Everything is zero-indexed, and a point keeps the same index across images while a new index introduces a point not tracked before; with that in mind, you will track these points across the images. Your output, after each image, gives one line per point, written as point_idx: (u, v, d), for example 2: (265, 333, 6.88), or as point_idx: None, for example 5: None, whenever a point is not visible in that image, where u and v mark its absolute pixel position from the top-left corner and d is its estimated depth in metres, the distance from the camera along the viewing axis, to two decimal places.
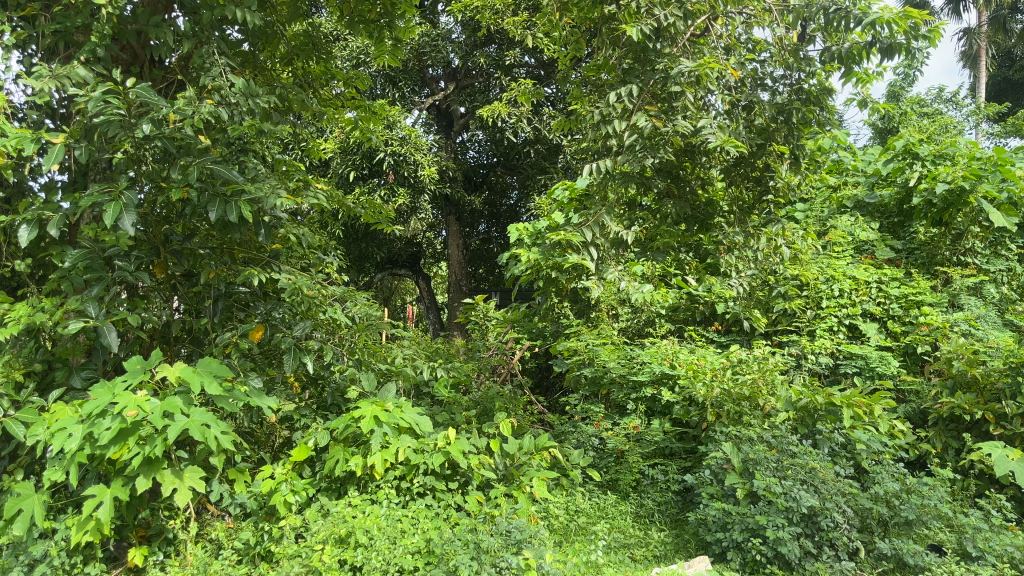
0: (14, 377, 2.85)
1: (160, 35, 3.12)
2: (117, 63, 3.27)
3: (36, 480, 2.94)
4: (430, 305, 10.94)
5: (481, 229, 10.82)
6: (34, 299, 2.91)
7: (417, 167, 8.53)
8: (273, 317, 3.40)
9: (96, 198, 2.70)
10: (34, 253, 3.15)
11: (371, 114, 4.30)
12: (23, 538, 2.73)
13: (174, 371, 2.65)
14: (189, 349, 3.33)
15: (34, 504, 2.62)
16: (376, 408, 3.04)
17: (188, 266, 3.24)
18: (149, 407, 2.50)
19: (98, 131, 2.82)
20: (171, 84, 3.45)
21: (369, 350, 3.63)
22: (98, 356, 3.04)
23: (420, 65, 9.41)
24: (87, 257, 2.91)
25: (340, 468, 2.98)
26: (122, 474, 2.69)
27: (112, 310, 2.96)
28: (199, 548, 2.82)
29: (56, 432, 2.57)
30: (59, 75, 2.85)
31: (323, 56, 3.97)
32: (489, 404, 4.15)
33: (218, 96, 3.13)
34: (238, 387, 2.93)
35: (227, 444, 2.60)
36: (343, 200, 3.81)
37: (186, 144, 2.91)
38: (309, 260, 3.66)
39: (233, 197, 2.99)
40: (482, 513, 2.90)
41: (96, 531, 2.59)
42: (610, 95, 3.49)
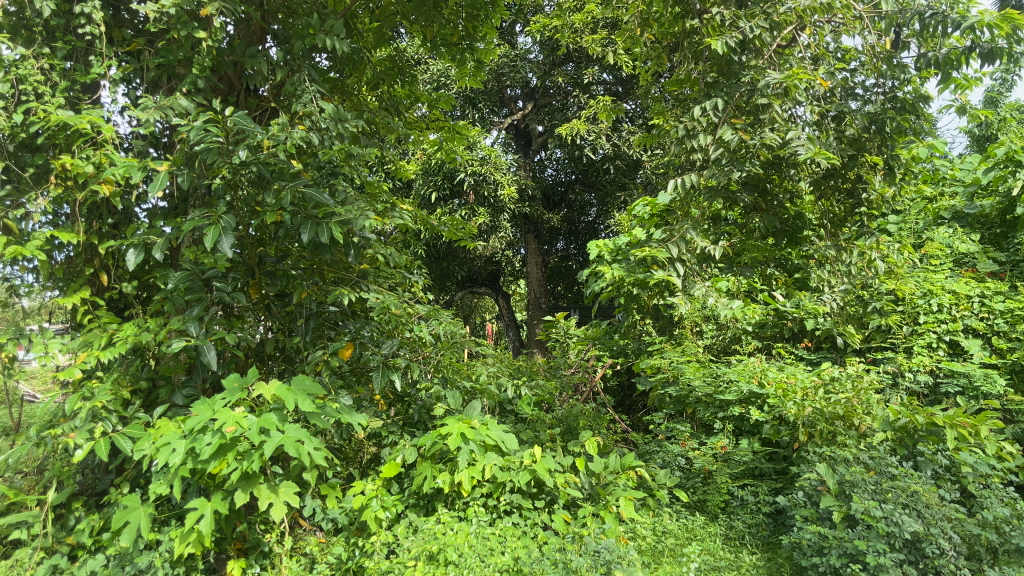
0: (120, 393, 3.01)
1: (255, 66, 3.26)
2: (216, 93, 3.42)
3: (141, 493, 3.07)
4: (510, 323, 10.97)
5: (560, 246, 10.79)
6: (140, 319, 3.08)
7: (497, 187, 8.60)
8: (362, 334, 3.47)
9: (197, 223, 2.82)
10: (141, 276, 3.33)
11: (454, 135, 4.39)
12: (130, 549, 2.84)
13: (270, 389, 2.72)
14: (282, 367, 3.47)
15: (140, 517, 2.71)
16: (462, 426, 3.07)
17: (281, 287, 3.34)
18: (246, 424, 2.58)
19: (199, 158, 2.95)
20: (265, 111, 3.59)
21: (454, 367, 3.68)
22: (198, 374, 3.17)
23: (499, 85, 9.51)
24: (189, 278, 3.04)
25: (428, 485, 3.01)
26: (221, 488, 2.78)
27: (211, 330, 3.07)
28: (295, 562, 2.89)
29: (161, 447, 2.68)
30: (162, 106, 3.01)
31: (408, 80, 4.11)
32: (574, 422, 4.07)
33: (309, 122, 3.23)
34: (329, 403, 2.99)
35: (320, 460, 2.65)
36: (427, 219, 3.87)
37: (280, 168, 3.00)
38: (396, 279, 3.81)
39: (324, 219, 3.06)
40: (570, 533, 2.88)
41: (197, 543, 2.69)
42: (694, 110, 3.45)
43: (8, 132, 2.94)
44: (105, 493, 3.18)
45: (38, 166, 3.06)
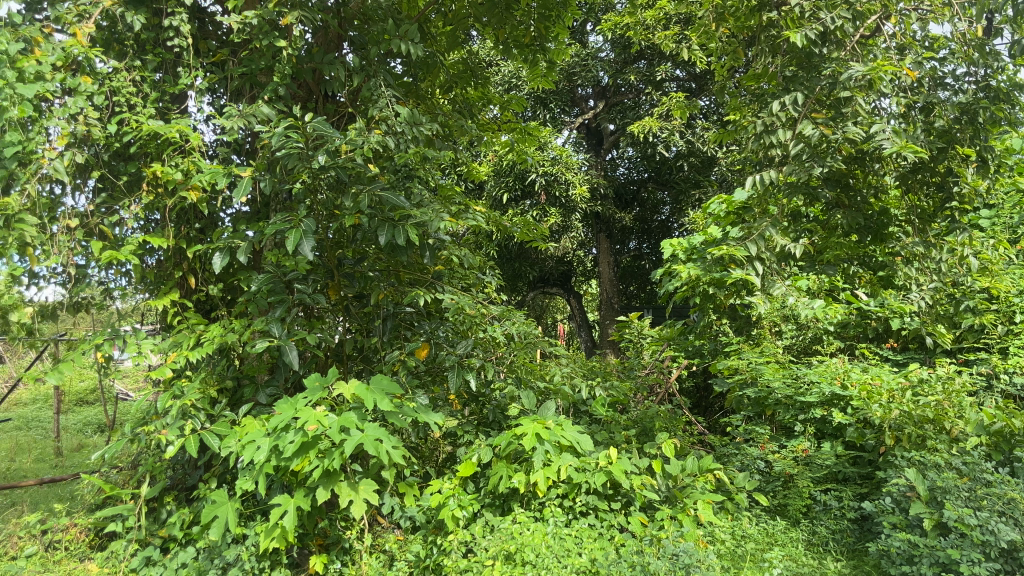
0: (208, 392, 3.12)
1: (333, 72, 3.34)
2: (296, 100, 3.52)
3: (228, 489, 3.18)
4: (582, 324, 10.91)
5: (632, 246, 10.69)
6: (226, 320, 3.21)
7: (569, 187, 8.57)
8: (437, 335, 3.51)
9: (279, 226, 2.90)
10: (226, 279, 3.48)
11: (526, 136, 4.41)
12: (218, 543, 2.94)
13: (349, 388, 2.77)
14: (360, 367, 3.55)
15: (228, 511, 2.79)
16: (537, 426, 3.07)
17: (359, 289, 3.41)
18: (327, 422, 2.63)
19: (280, 164, 3.03)
20: (342, 117, 3.67)
21: (527, 368, 3.67)
22: (280, 374, 3.26)
23: (570, 84, 9.48)
24: (271, 281, 3.14)
25: (503, 485, 3.02)
26: (304, 485, 2.85)
27: (293, 330, 3.15)
28: (374, 559, 2.94)
29: (247, 443, 2.78)
30: (246, 114, 3.12)
31: (480, 82, 4.15)
32: (649, 423, 4.00)
33: (385, 126, 3.28)
34: (407, 403, 3.03)
35: (398, 459, 2.68)
36: (500, 221, 3.89)
37: (358, 172, 3.05)
38: (469, 280, 3.84)
39: (400, 222, 3.10)
40: (648, 536, 2.85)
41: (282, 538, 2.77)
42: (773, 105, 3.37)
43: (104, 142, 3.09)
44: (194, 488, 3.31)
45: (131, 175, 3.24)
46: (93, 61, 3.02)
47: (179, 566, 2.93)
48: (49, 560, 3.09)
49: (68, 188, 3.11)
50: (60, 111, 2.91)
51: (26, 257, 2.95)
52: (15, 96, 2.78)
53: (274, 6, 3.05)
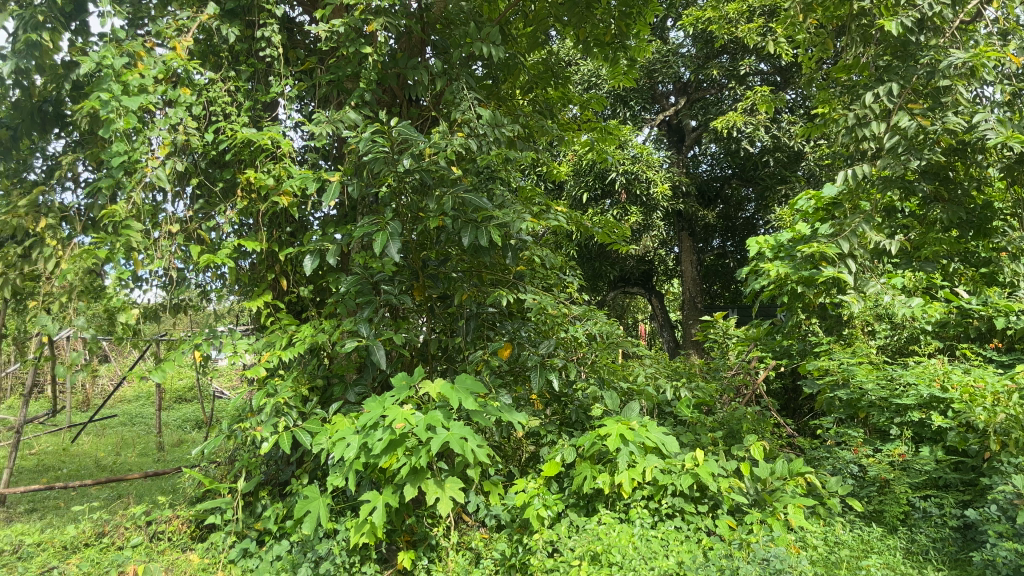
0: (300, 390, 3.22)
1: (417, 77, 3.40)
2: (381, 105, 3.60)
3: (319, 484, 3.27)
4: (664, 324, 10.76)
5: (716, 244, 10.48)
6: (316, 321, 3.31)
7: (650, 185, 8.48)
8: (520, 334, 3.50)
9: (366, 229, 2.96)
10: (315, 281, 3.59)
11: (606, 136, 4.39)
12: (311, 537, 3.03)
13: (435, 387, 2.81)
14: (444, 366, 3.59)
15: (320, 506, 2.87)
16: (622, 426, 3.05)
17: (443, 289, 3.46)
18: (414, 420, 2.67)
19: (367, 168, 3.10)
20: (425, 120, 3.73)
21: (610, 368, 3.65)
22: (368, 373, 3.33)
23: (651, 82, 9.39)
24: (359, 282, 3.22)
25: (588, 485, 3.01)
26: (392, 482, 2.91)
27: (380, 331, 3.22)
28: (461, 556, 2.98)
29: (337, 440, 2.85)
30: (334, 120, 3.21)
31: (560, 82, 4.14)
32: (736, 425, 3.84)
33: (468, 129, 3.30)
34: (491, 402, 3.05)
35: (483, 457, 2.69)
36: (581, 220, 3.89)
37: (441, 175, 3.10)
38: (550, 280, 3.85)
39: (483, 223, 3.12)
40: (737, 539, 2.78)
41: (371, 534, 2.83)
42: (865, 96, 3.26)
43: (202, 150, 3.23)
44: (287, 483, 3.42)
45: (227, 181, 3.38)
46: (191, 72, 3.16)
47: (274, 558, 3.04)
48: (153, 550, 3.25)
49: (169, 194, 3.28)
50: (161, 121, 3.06)
51: (131, 261, 3.12)
52: (121, 109, 2.94)
53: (360, 14, 3.13)
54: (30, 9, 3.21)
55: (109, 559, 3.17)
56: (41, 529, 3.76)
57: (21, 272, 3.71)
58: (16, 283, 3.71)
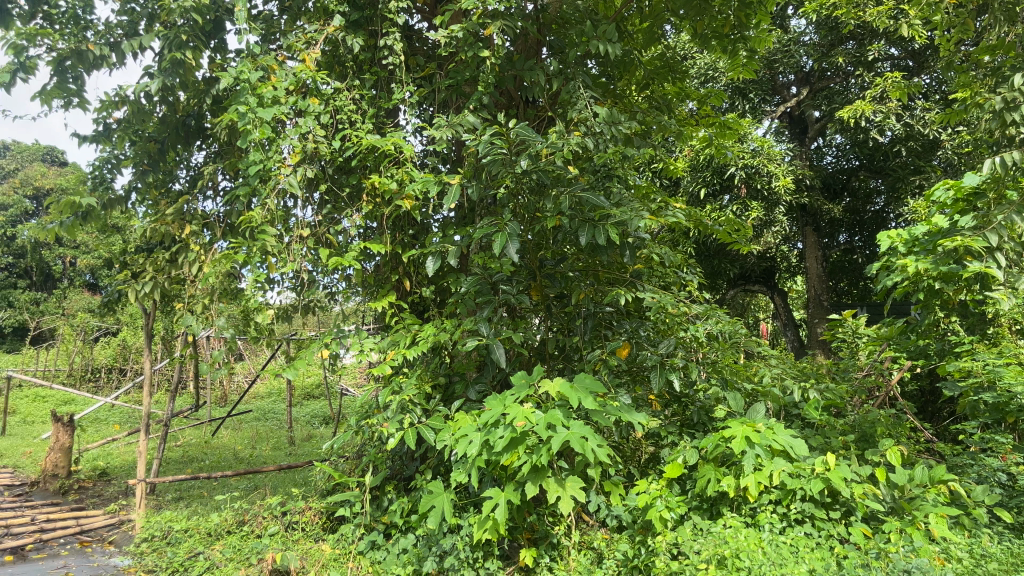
0: (423, 388, 3.31)
1: (534, 78, 3.43)
2: (499, 107, 3.65)
3: (442, 480, 3.35)
4: (787, 323, 10.36)
5: (842, 239, 10.02)
6: (438, 321, 3.38)
7: (772, 179, 8.13)
8: (639, 334, 3.46)
9: (486, 230, 2.99)
10: (437, 282, 3.68)
11: (724, 130, 4.29)
12: (435, 531, 3.10)
13: (555, 386, 2.82)
14: (562, 366, 3.60)
15: (444, 501, 2.93)
16: (747, 428, 2.95)
17: (561, 288, 3.47)
18: (535, 419, 2.69)
19: (485, 170, 3.14)
20: (542, 120, 3.76)
21: (733, 368, 3.56)
22: (488, 372, 3.38)
23: (771, 72, 9.10)
24: (479, 282, 3.27)
25: (712, 488, 2.95)
26: (513, 479, 2.94)
27: (499, 330, 3.26)
28: (583, 556, 2.98)
29: (460, 438, 2.91)
30: (453, 124, 3.28)
31: (678, 76, 4.08)
32: (869, 429, 3.67)
33: (584, 127, 3.29)
34: (610, 402, 3.02)
35: (604, 458, 2.67)
36: (700, 217, 3.82)
37: (558, 175, 3.10)
38: (669, 278, 3.79)
39: (600, 221, 3.10)
40: (874, 549, 2.64)
41: (494, 530, 2.87)
42: (1013, 77, 3.02)
43: (330, 157, 3.36)
44: (412, 479, 3.52)
45: (353, 186, 3.52)
46: (319, 83, 3.30)
47: (401, 551, 3.14)
48: (289, 539, 3.42)
49: (299, 200, 3.45)
50: (292, 131, 3.22)
51: (266, 264, 3.28)
52: (257, 120, 3.12)
53: (477, 18, 3.17)
54: (173, 29, 3.38)
55: (249, 546, 3.36)
56: (189, 515, 4.04)
57: (170, 276, 4.02)
58: (164, 286, 4.05)
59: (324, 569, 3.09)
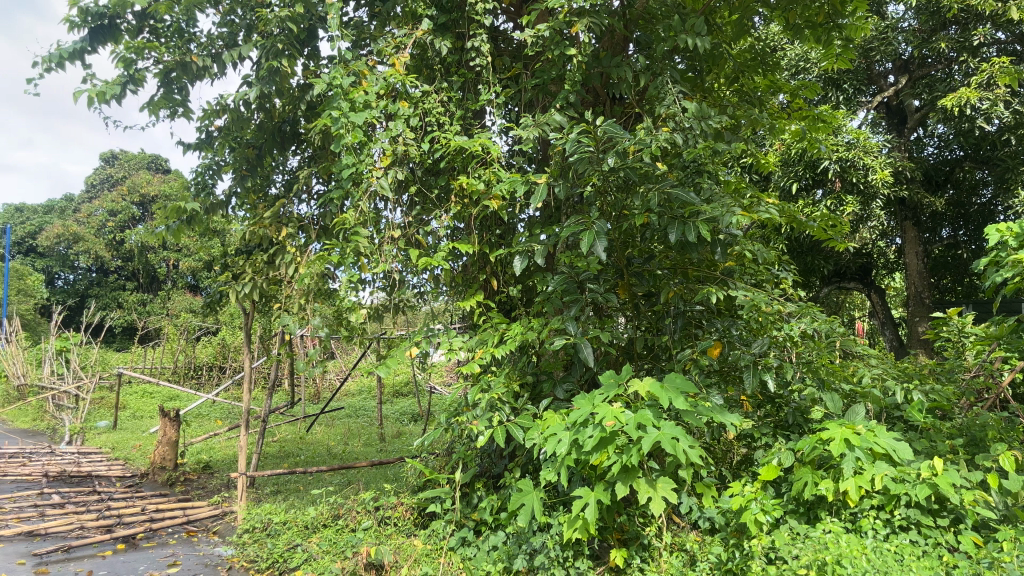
0: (511, 386, 3.32)
1: (621, 74, 3.40)
2: (585, 105, 3.63)
3: (531, 479, 3.36)
4: (885, 322, 9.94)
5: (945, 234, 9.55)
6: (526, 320, 3.39)
7: (868, 172, 7.81)
8: (731, 334, 3.39)
9: (573, 228, 2.97)
10: (524, 281, 3.70)
11: (819, 124, 4.15)
12: (525, 529, 3.12)
13: (645, 386, 2.79)
14: (651, 365, 3.56)
15: (533, 500, 2.94)
16: (846, 430, 2.82)
17: (650, 287, 3.42)
18: (624, 419, 2.66)
19: (572, 168, 3.13)
20: (629, 117, 3.73)
21: (830, 369, 3.44)
22: (576, 371, 3.37)
23: (868, 61, 8.76)
24: (566, 281, 3.27)
25: (809, 492, 2.86)
26: (603, 479, 2.92)
27: (587, 329, 3.24)
28: (675, 558, 2.94)
29: (549, 437, 2.91)
30: (540, 123, 3.28)
31: (769, 69, 3.97)
32: (978, 433, 3.49)
33: (673, 123, 3.24)
34: (702, 402, 2.96)
35: (697, 459, 2.62)
36: (794, 213, 3.71)
37: (646, 172, 3.05)
38: (761, 275, 3.70)
39: (690, 218, 3.04)
40: (986, 558, 2.50)
41: (584, 530, 2.86)
42: None
43: (418, 159, 3.41)
44: (501, 477, 3.56)
45: (442, 188, 3.57)
46: (408, 86, 3.36)
47: (491, 548, 3.17)
48: (382, 533, 3.50)
49: (389, 202, 3.52)
50: (383, 134, 3.29)
51: (358, 265, 3.36)
52: (349, 125, 3.20)
53: (563, 16, 3.16)
54: (271, 39, 3.52)
55: (344, 540, 3.46)
56: (287, 508, 4.19)
57: (268, 276, 4.18)
58: (263, 286, 4.21)
59: (416, 564, 3.15)
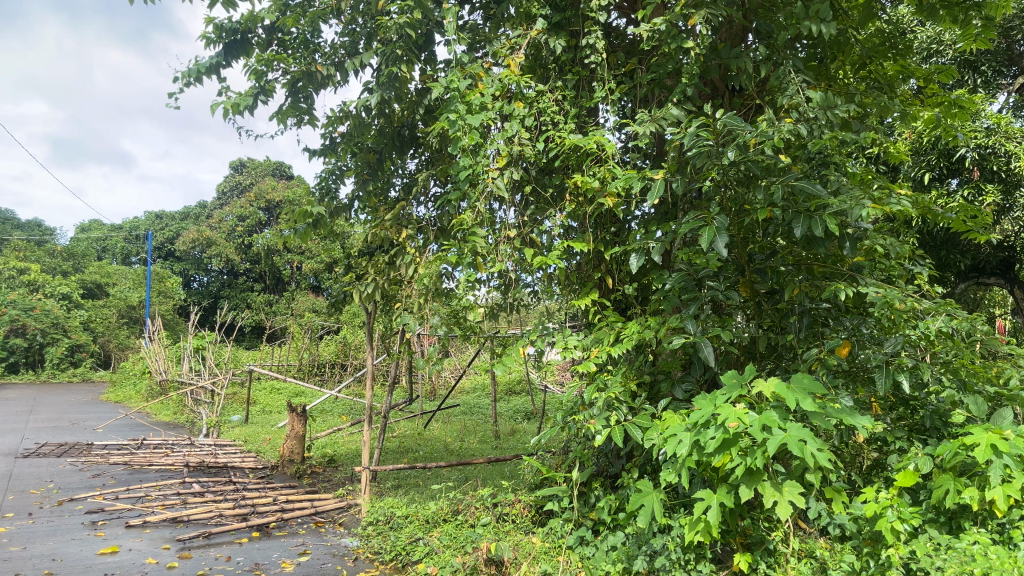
0: (629, 385, 3.29)
1: (741, 66, 3.31)
2: (703, 99, 3.56)
3: (650, 480, 3.32)
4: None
5: None
6: (643, 318, 3.35)
7: (1010, 159, 7.29)
8: (861, 332, 3.23)
9: (692, 225, 2.90)
10: (641, 279, 3.66)
11: (957, 109, 3.90)
12: (645, 530, 3.08)
13: (770, 386, 2.69)
14: (774, 365, 3.44)
15: (653, 501, 2.90)
16: (992, 435, 2.63)
17: (773, 284, 3.31)
18: (748, 420, 2.58)
19: (690, 163, 3.05)
20: (749, 109, 3.62)
21: (972, 370, 3.22)
22: (696, 371, 3.30)
23: (1009, 40, 8.17)
24: (685, 279, 3.20)
25: (951, 500, 2.69)
26: (726, 482, 2.84)
27: (707, 328, 3.16)
28: (803, 564, 2.83)
29: (669, 437, 2.86)
30: (657, 118, 3.23)
31: (900, 53, 3.77)
32: None
33: (797, 114, 3.13)
34: (831, 403, 2.83)
35: (826, 462, 2.50)
36: (929, 204, 3.50)
37: (769, 165, 2.95)
38: (894, 271, 3.51)
39: (816, 212, 2.92)
40: None
41: (706, 533, 2.79)
42: None
43: (534, 158, 3.43)
44: (619, 477, 3.53)
45: (557, 186, 3.57)
46: (523, 86, 3.38)
47: (610, 548, 3.15)
48: (500, 529, 3.55)
49: (503, 203, 3.57)
50: (498, 135, 3.33)
51: (475, 265, 3.41)
52: (466, 126, 3.25)
53: (680, 8, 3.10)
54: (390, 46, 3.63)
55: (464, 535, 3.53)
56: (409, 502, 4.31)
57: (388, 277, 4.30)
58: (384, 287, 4.35)
59: (535, 562, 3.17)
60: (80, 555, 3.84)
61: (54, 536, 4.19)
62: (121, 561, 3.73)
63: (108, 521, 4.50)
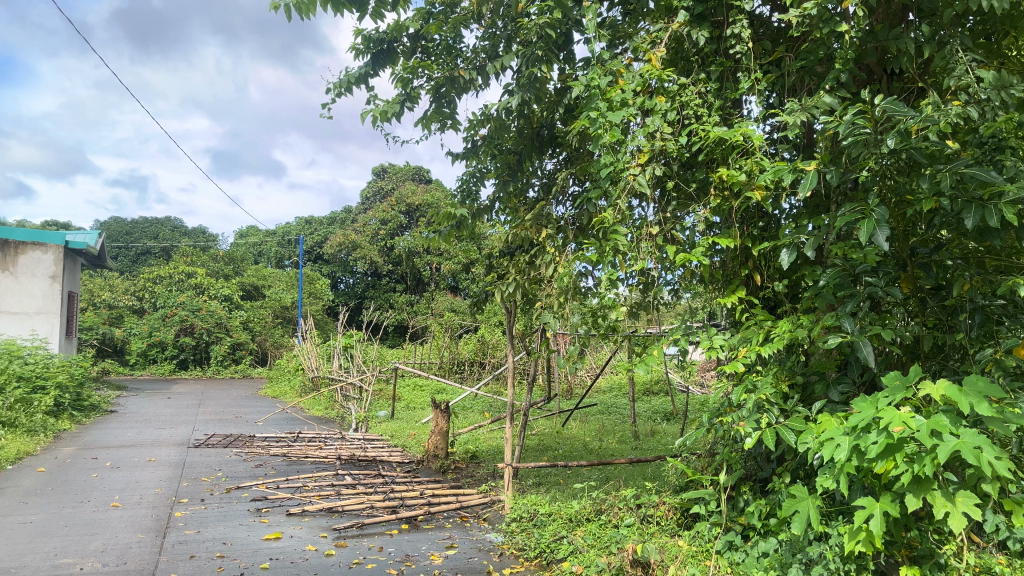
0: (780, 386, 3.16)
1: (901, 47, 3.12)
2: (858, 85, 3.39)
3: (804, 485, 3.17)
4: None
5: None
6: (794, 317, 3.20)
7: None
8: None
9: (849, 217, 2.74)
10: (791, 275, 3.51)
11: None
12: (800, 538, 2.95)
13: (939, 388, 2.49)
14: (941, 366, 3.21)
15: (809, 507, 2.76)
16: None
17: (939, 279, 3.09)
18: (915, 425, 2.40)
19: (846, 152, 2.89)
20: (910, 93, 3.41)
21: None
22: (853, 371, 3.13)
23: None
24: (840, 274, 3.04)
25: None
26: (891, 490, 2.67)
27: (866, 326, 2.99)
28: None
29: (826, 441, 2.72)
30: (808, 107, 3.10)
31: None
32: None
33: (965, 96, 2.93)
34: (1010, 408, 2.60)
35: (1007, 472, 2.29)
36: None
37: (934, 151, 2.75)
38: None
39: (990, 200, 2.69)
40: None
41: (869, 543, 2.63)
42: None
43: (676, 154, 3.36)
44: (770, 481, 3.40)
45: (701, 181, 3.49)
46: (664, 81, 3.33)
47: (761, 554, 3.04)
48: (646, 531, 3.51)
49: (644, 199, 3.52)
50: (640, 131, 3.27)
51: (617, 262, 3.39)
52: (606, 123, 3.25)
53: None
54: (530, 48, 3.67)
55: (608, 535, 3.52)
56: (551, 500, 4.35)
57: (529, 276, 4.35)
58: (524, 287, 4.41)
59: (682, 565, 3.11)
60: (247, 539, 4.12)
61: (224, 520, 4.52)
62: (283, 546, 3.97)
63: (271, 508, 4.80)
